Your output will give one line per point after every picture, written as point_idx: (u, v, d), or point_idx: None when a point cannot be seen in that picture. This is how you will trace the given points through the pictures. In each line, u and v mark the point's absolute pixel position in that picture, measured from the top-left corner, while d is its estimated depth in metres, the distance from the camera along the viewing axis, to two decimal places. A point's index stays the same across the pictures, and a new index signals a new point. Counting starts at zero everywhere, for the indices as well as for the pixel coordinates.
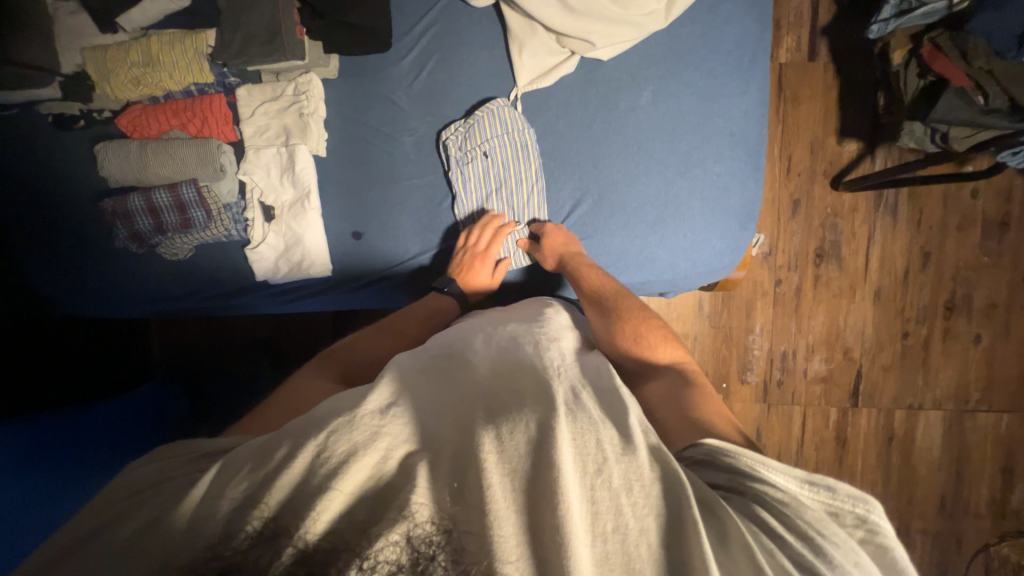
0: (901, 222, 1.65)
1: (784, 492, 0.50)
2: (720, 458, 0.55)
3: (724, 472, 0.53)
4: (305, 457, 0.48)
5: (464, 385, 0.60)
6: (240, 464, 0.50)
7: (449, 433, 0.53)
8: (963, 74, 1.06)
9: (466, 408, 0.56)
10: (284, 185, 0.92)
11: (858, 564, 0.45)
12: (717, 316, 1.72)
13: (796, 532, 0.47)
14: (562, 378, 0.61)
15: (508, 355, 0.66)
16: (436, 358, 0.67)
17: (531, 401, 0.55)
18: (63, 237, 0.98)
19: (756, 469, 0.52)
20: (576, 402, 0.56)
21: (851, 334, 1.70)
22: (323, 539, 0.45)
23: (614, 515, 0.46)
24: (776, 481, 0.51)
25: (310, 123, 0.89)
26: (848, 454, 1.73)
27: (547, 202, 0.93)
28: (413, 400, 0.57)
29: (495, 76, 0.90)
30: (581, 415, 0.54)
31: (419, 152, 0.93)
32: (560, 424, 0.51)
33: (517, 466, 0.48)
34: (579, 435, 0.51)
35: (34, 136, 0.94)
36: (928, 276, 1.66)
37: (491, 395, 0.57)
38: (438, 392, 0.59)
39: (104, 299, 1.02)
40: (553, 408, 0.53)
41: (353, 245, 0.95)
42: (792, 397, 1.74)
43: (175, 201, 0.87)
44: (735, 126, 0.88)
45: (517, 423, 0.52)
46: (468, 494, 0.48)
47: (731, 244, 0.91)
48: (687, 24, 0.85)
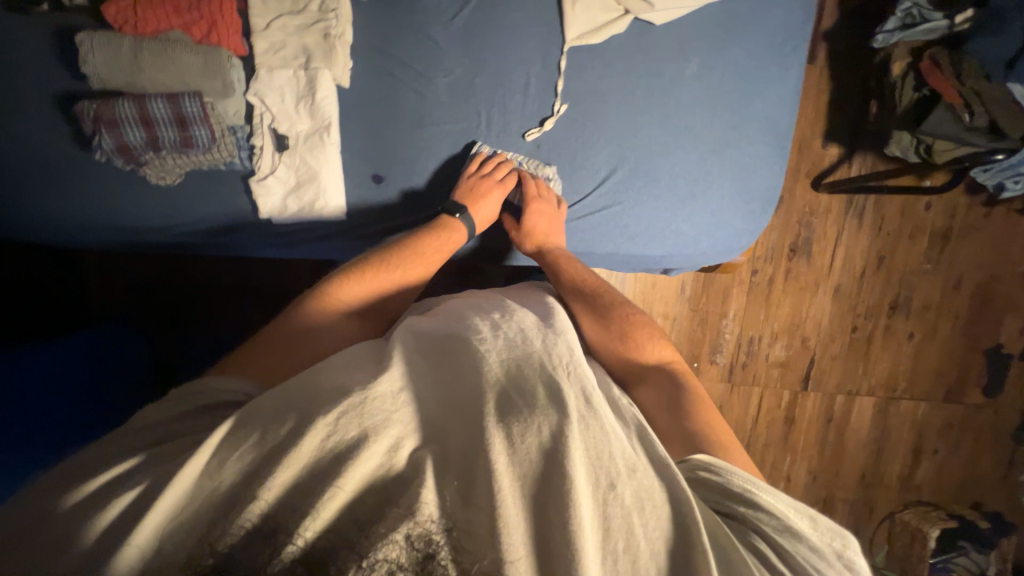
0: (865, 226, 1.80)
1: (777, 519, 0.53)
2: (715, 477, 0.57)
3: (715, 494, 0.56)
4: (314, 437, 0.48)
5: (469, 376, 0.56)
6: (246, 433, 0.50)
7: (458, 430, 0.52)
8: (957, 93, 1.15)
9: (471, 402, 0.54)
10: (301, 114, 0.83)
11: None
12: (696, 300, 1.82)
13: (788, 560, 0.50)
14: (574, 377, 0.57)
15: (517, 341, 0.61)
16: (442, 335, 0.64)
17: (544, 402, 0.53)
18: (14, 144, 0.83)
19: (749, 493, 0.55)
20: (589, 405, 0.54)
21: (810, 325, 1.86)
22: (321, 534, 0.45)
23: (625, 534, 0.47)
24: (771, 506, 0.54)
25: (336, 46, 0.80)
26: (794, 431, 1.93)
27: (580, 164, 0.89)
28: (419, 388, 0.56)
29: (542, 24, 0.85)
30: (594, 421, 0.53)
31: (456, 97, 0.86)
32: (574, 434, 0.50)
33: (527, 470, 0.49)
34: (593, 446, 0.51)
35: None
36: (879, 278, 1.84)
37: (498, 389, 0.55)
38: (444, 380, 0.57)
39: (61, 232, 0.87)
40: (567, 413, 0.52)
41: (372, 189, 0.88)
42: (752, 379, 1.89)
43: (175, 114, 0.76)
44: (769, 111, 0.90)
45: (530, 425, 0.51)
46: (476, 494, 0.48)
47: (750, 226, 0.94)
48: (739, 0, 0.85)
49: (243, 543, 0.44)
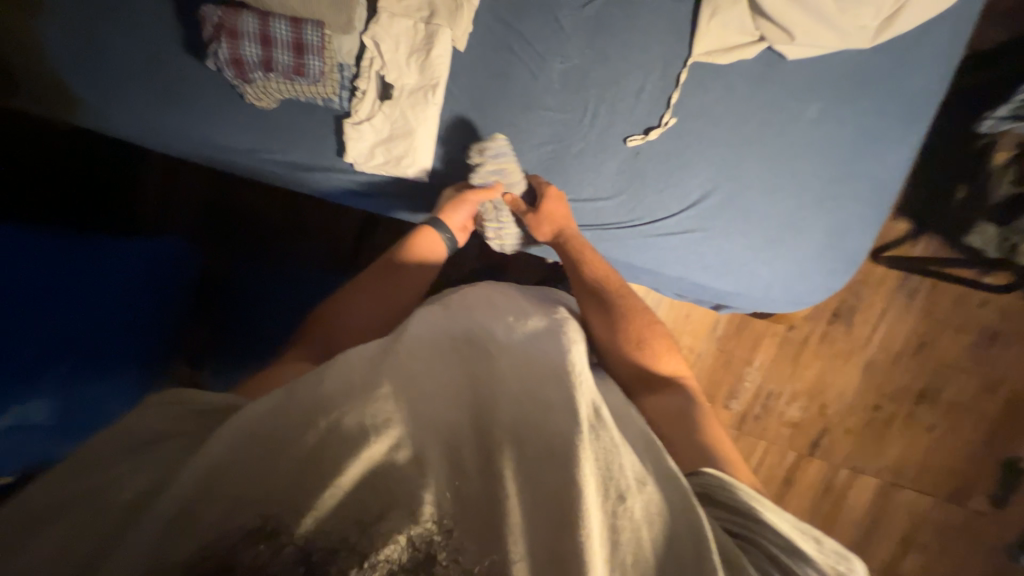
0: (913, 308, 1.76)
1: (787, 541, 0.50)
2: (723, 493, 0.54)
3: (724, 510, 0.52)
4: (319, 430, 0.42)
5: (480, 375, 0.52)
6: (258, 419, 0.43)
7: (464, 428, 0.46)
8: None
9: (476, 403, 0.49)
10: (411, 69, 0.81)
11: None
12: (725, 341, 1.79)
13: None
14: (583, 386, 0.53)
15: (529, 344, 0.58)
16: (450, 334, 0.59)
17: (556, 411, 0.48)
18: (124, 35, 0.83)
19: (757, 509, 0.52)
20: (599, 418, 0.50)
21: (833, 393, 1.83)
22: (315, 533, 0.36)
23: (635, 559, 0.41)
24: (779, 526, 0.51)
25: (463, 8, 0.79)
26: (789, 493, 1.90)
27: (674, 182, 0.86)
28: (421, 381, 0.50)
29: (671, 33, 0.82)
30: (604, 433, 0.48)
31: (567, 86, 0.84)
32: (584, 441, 0.45)
33: (537, 476, 0.43)
34: (603, 454, 0.46)
35: None
36: (914, 362, 1.80)
37: (506, 394, 0.50)
38: (448, 377, 0.52)
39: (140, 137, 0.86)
40: (577, 421, 0.47)
41: (461, 159, 0.87)
42: (761, 432, 1.86)
43: (294, 39, 0.75)
44: (878, 173, 0.86)
45: (539, 432, 0.46)
46: (482, 497, 0.41)
47: (828, 284, 0.90)
48: (879, 54, 0.82)
49: (240, 548, 0.35)
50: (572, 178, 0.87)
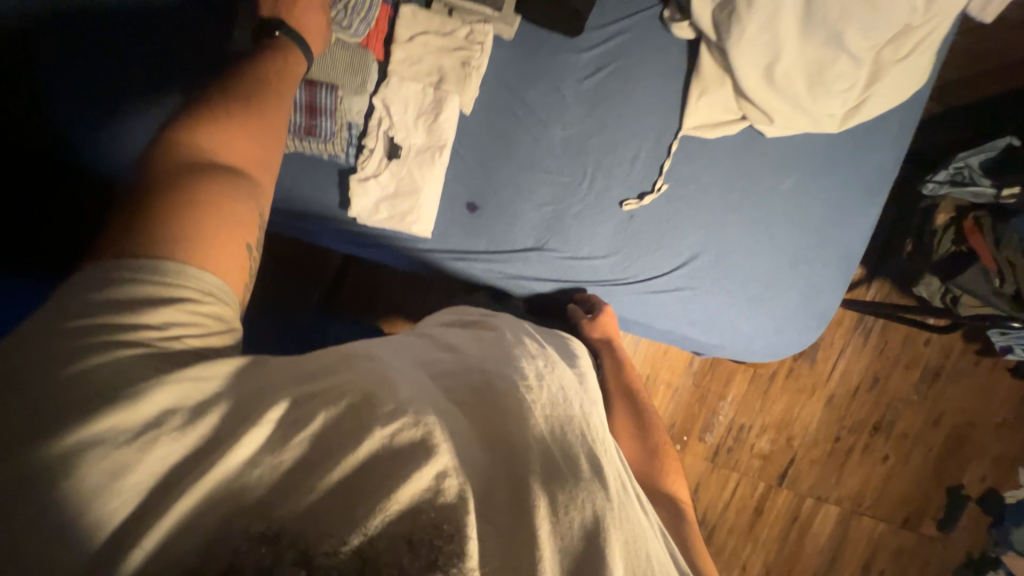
0: (868, 345, 1.90)
1: None
2: None
3: None
4: (370, 445, 0.45)
5: (513, 424, 0.54)
6: (307, 417, 0.46)
7: (500, 473, 0.50)
8: (992, 257, 1.25)
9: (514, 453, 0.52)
10: (418, 129, 0.84)
11: None
12: (700, 376, 1.87)
13: None
14: (611, 457, 0.58)
15: (563, 392, 0.60)
16: (486, 369, 0.61)
17: (591, 477, 0.52)
18: None
19: None
20: (626, 493, 0.55)
21: (798, 425, 1.93)
22: (363, 548, 0.41)
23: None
24: None
25: (471, 76, 0.83)
26: (759, 524, 1.97)
27: (666, 244, 0.92)
28: (464, 423, 0.52)
29: (663, 107, 0.89)
30: (631, 514, 0.53)
31: (568, 151, 0.89)
32: (614, 523, 0.50)
33: (570, 546, 0.47)
34: (627, 538, 0.50)
35: None
36: (869, 396, 1.93)
37: (543, 444, 0.53)
38: (486, 419, 0.55)
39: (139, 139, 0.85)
40: (610, 499, 0.51)
41: (465, 216, 0.89)
42: (733, 464, 1.94)
43: (307, 102, 0.78)
44: (845, 240, 0.95)
45: (576, 498, 0.49)
46: (516, 543, 0.45)
47: (802, 339, 0.98)
48: (843, 136, 0.91)
49: (246, 552, 0.40)
50: (570, 236, 0.91)
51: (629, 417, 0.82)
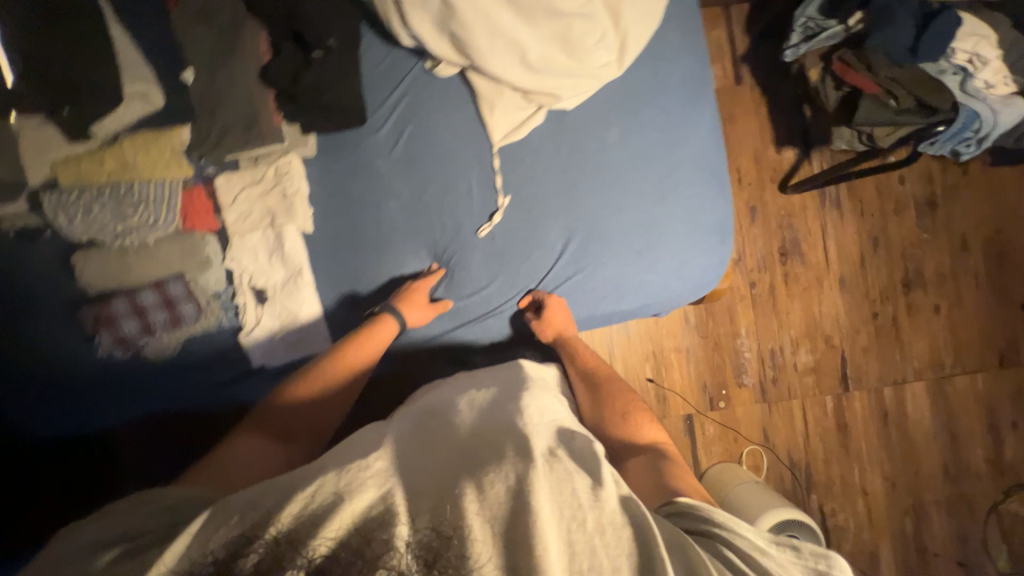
0: (847, 213, 1.80)
1: (750, 542, 0.61)
2: (696, 511, 0.65)
3: (695, 523, 0.64)
4: (298, 501, 0.57)
5: (444, 442, 0.68)
6: (228, 513, 0.57)
7: (434, 483, 0.61)
8: (872, 83, 1.20)
9: (447, 466, 0.63)
10: (274, 266, 0.91)
11: None
12: (703, 326, 1.78)
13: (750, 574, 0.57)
14: (540, 436, 0.68)
15: (488, 415, 0.74)
16: (419, 422, 0.75)
17: (512, 453, 0.63)
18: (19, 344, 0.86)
19: (728, 522, 0.63)
20: (553, 454, 0.65)
21: (828, 322, 1.80)
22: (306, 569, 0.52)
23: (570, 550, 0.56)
24: (742, 532, 0.62)
25: (294, 202, 0.91)
26: (851, 438, 1.79)
27: (536, 244, 0.94)
28: (402, 459, 0.64)
29: (469, 134, 0.95)
30: (556, 465, 0.63)
31: (409, 214, 0.95)
32: (539, 474, 0.59)
33: (497, 510, 0.57)
34: (546, 481, 0.60)
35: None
36: (880, 259, 1.80)
37: (471, 450, 0.65)
38: (422, 451, 0.67)
39: (71, 385, 0.87)
40: (532, 461, 0.61)
41: (351, 313, 0.94)
42: (787, 392, 1.79)
43: (162, 298, 0.84)
44: (696, 153, 0.94)
45: (499, 473, 0.60)
46: (448, 526, 0.56)
47: (715, 259, 0.95)
48: (636, 72, 0.94)
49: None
50: (453, 282, 0.96)
51: (594, 397, 0.91)
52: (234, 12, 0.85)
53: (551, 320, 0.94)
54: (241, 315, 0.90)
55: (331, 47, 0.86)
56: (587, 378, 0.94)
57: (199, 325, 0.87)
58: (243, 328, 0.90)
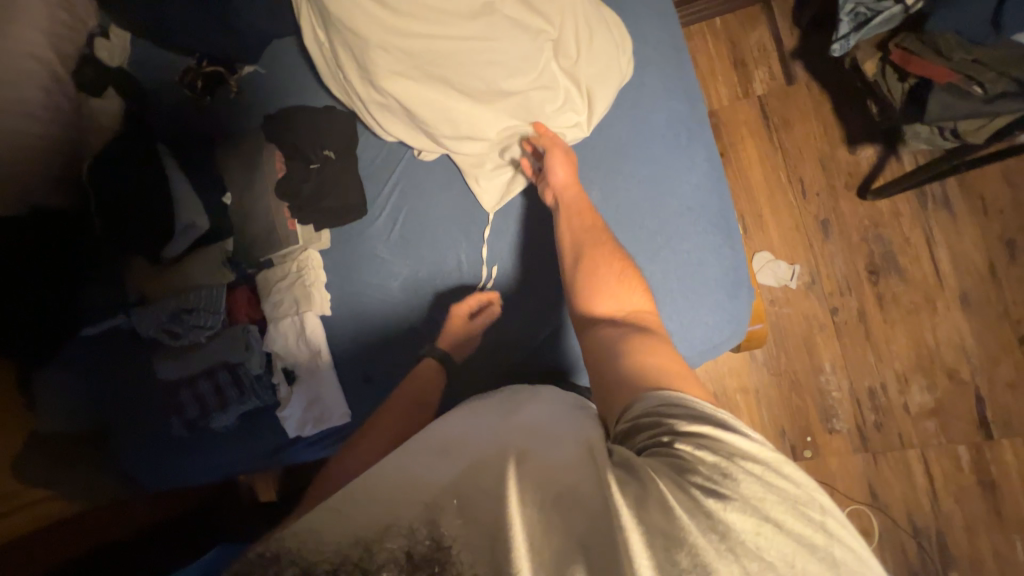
0: (961, 214, 1.46)
1: (697, 429, 0.53)
2: (640, 421, 0.57)
3: (645, 433, 0.55)
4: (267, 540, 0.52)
5: (441, 438, 0.60)
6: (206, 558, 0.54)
7: (405, 483, 0.53)
8: (946, 70, 0.98)
9: (419, 468, 0.55)
10: (301, 348, 1.03)
11: (767, 480, 0.48)
12: (774, 362, 1.52)
13: (713, 481, 0.48)
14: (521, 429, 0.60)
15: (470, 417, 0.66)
16: None
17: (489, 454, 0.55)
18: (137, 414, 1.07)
19: (671, 419, 0.55)
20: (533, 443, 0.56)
21: (950, 350, 1.44)
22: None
23: (583, 551, 0.44)
24: (687, 422, 0.54)
25: (312, 291, 1.02)
26: (1005, 500, 1.36)
27: (529, 311, 0.96)
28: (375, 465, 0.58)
29: (459, 211, 1.00)
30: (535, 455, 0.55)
31: (410, 290, 1.01)
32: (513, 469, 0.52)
33: (476, 505, 0.49)
34: (537, 480, 0.51)
35: (113, 344, 1.08)
36: (1022, 265, 1.42)
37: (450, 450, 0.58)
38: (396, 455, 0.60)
39: (164, 446, 1.05)
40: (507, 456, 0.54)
41: (363, 387, 1.01)
42: (899, 441, 1.43)
43: (214, 385, 1.01)
44: (691, 202, 0.88)
45: (475, 473, 0.53)
46: (424, 527, 0.48)
47: (725, 314, 0.86)
48: (617, 127, 0.93)
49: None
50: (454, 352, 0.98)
51: (586, 270, 0.81)
52: (256, 143, 1.04)
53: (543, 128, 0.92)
54: (281, 396, 1.02)
55: (328, 156, 1.02)
56: (578, 284, 0.81)
57: (240, 405, 1.01)
58: (281, 405, 1.02)
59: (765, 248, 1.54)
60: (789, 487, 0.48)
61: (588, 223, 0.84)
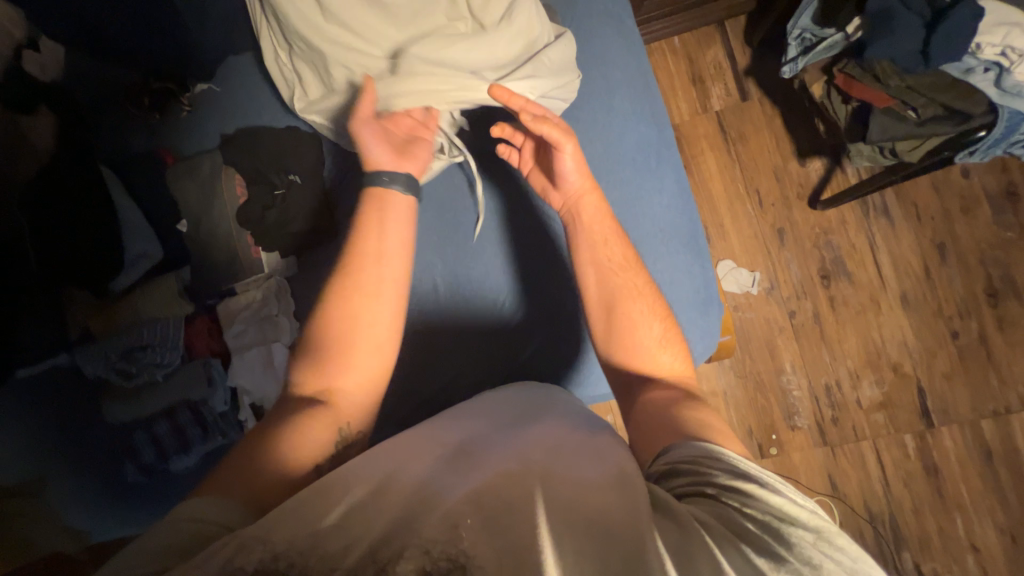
0: (898, 221, 1.58)
1: (746, 484, 0.53)
2: (685, 466, 0.58)
3: (687, 478, 0.57)
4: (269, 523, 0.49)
5: (471, 450, 0.60)
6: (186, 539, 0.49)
7: (434, 492, 0.52)
8: (885, 95, 1.06)
9: (445, 479, 0.54)
10: (267, 381, 0.96)
11: (816, 549, 0.47)
12: (740, 365, 1.59)
13: (759, 539, 0.48)
14: (546, 448, 0.60)
15: (496, 431, 0.65)
16: (419, 436, 0.66)
17: (519, 469, 0.55)
18: (76, 461, 0.95)
19: (720, 472, 0.55)
20: (558, 464, 0.57)
21: (894, 348, 1.56)
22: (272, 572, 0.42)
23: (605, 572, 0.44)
24: (736, 476, 0.54)
25: (279, 319, 0.97)
26: (946, 483, 1.49)
27: (508, 332, 0.96)
28: (397, 470, 0.56)
29: (436, 236, 0.99)
30: (562, 477, 0.55)
31: None
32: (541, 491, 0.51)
33: (503, 521, 0.48)
34: (568, 509, 0.50)
35: (37, 389, 0.95)
36: (951, 267, 1.56)
37: (481, 461, 0.57)
38: (420, 460, 0.59)
39: (111, 494, 0.97)
40: (535, 478, 0.53)
41: None
42: (853, 433, 1.54)
43: (173, 427, 0.95)
44: (662, 224, 0.91)
45: (504, 486, 0.52)
46: (452, 529, 0.46)
47: (697, 333, 0.90)
48: (588, 150, 0.94)
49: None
50: (433, 375, 0.96)
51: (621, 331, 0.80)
52: (213, 165, 0.98)
53: (510, 97, 0.84)
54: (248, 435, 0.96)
55: (293, 180, 0.97)
56: None
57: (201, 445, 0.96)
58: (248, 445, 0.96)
59: (727, 256, 1.62)
60: (835, 556, 0.47)
61: (617, 255, 0.83)
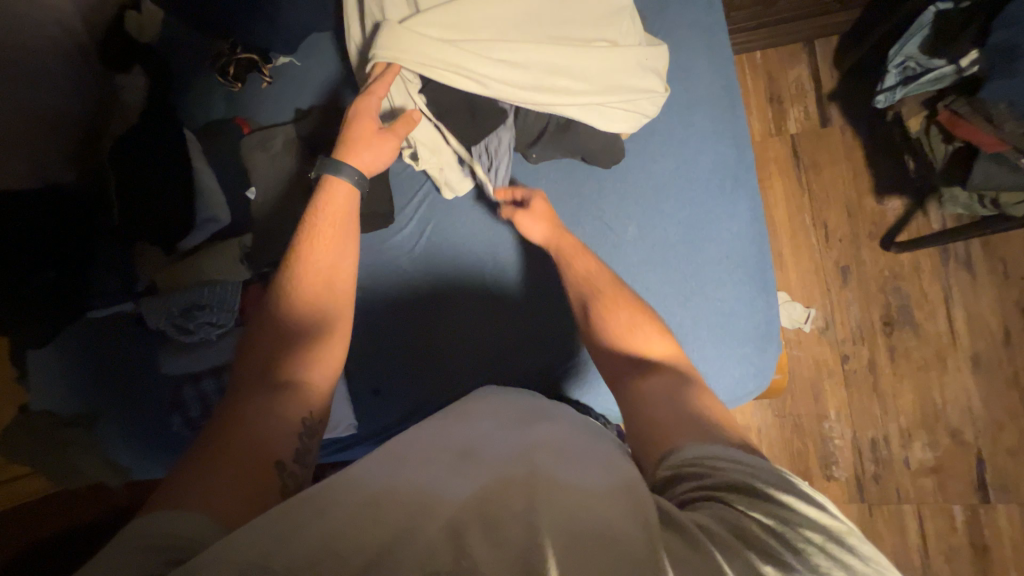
0: (981, 276, 1.45)
1: (756, 487, 0.48)
2: (688, 467, 0.54)
3: (689, 481, 0.52)
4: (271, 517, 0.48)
5: (478, 459, 0.58)
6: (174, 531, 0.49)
7: (441, 500, 0.50)
8: (994, 139, 0.96)
9: (446, 487, 0.52)
10: None
11: (838, 559, 0.43)
12: (779, 403, 1.51)
13: (773, 548, 0.43)
14: (556, 459, 0.57)
15: (505, 438, 0.63)
16: (430, 442, 0.64)
17: (523, 481, 0.52)
18: (126, 404, 1.02)
19: (726, 473, 0.51)
20: (568, 475, 0.53)
21: (955, 411, 1.44)
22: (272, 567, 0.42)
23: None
24: (744, 477, 0.50)
25: None
26: (995, 565, 1.37)
27: (551, 340, 0.95)
28: (399, 475, 0.55)
29: (489, 234, 0.99)
30: (571, 488, 0.51)
31: (426, 305, 0.98)
32: (548, 501, 0.49)
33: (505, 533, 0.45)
34: (571, 517, 0.47)
35: (99, 334, 1.03)
36: None
37: (488, 469, 0.55)
38: (425, 466, 0.57)
39: (153, 440, 1.02)
40: (540, 487, 0.51)
41: (371, 402, 0.98)
42: (895, 495, 1.43)
43: (220, 386, 1.00)
44: (728, 250, 0.87)
45: (508, 496, 0.50)
46: (453, 543, 0.44)
47: (750, 370, 0.85)
48: (660, 165, 0.91)
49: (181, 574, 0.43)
50: (469, 371, 0.96)
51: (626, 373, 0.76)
52: (286, 141, 1.02)
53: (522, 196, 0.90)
54: None
55: None
56: None
57: None
58: None
59: (782, 288, 1.53)
60: (858, 565, 0.43)
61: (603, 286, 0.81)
